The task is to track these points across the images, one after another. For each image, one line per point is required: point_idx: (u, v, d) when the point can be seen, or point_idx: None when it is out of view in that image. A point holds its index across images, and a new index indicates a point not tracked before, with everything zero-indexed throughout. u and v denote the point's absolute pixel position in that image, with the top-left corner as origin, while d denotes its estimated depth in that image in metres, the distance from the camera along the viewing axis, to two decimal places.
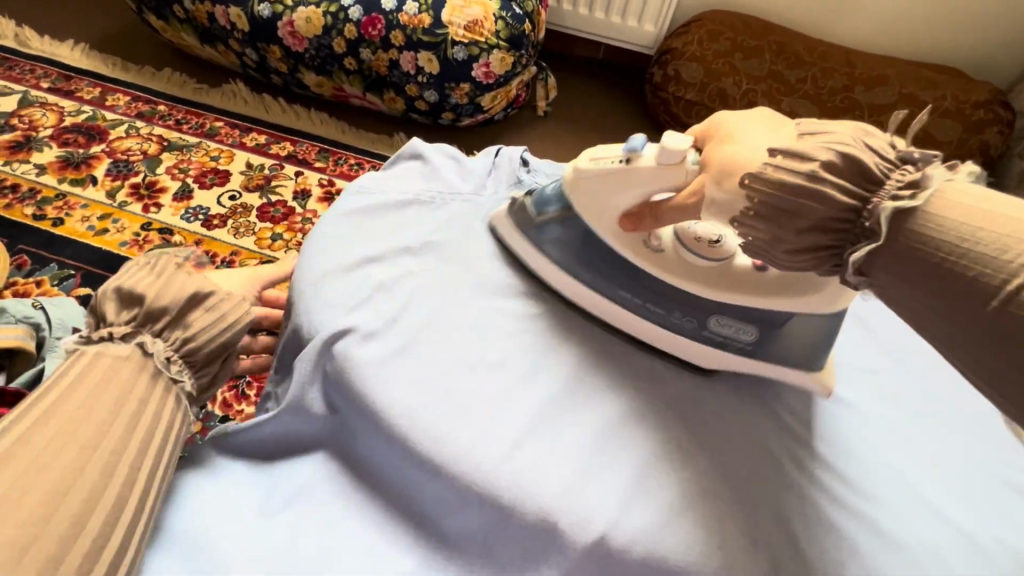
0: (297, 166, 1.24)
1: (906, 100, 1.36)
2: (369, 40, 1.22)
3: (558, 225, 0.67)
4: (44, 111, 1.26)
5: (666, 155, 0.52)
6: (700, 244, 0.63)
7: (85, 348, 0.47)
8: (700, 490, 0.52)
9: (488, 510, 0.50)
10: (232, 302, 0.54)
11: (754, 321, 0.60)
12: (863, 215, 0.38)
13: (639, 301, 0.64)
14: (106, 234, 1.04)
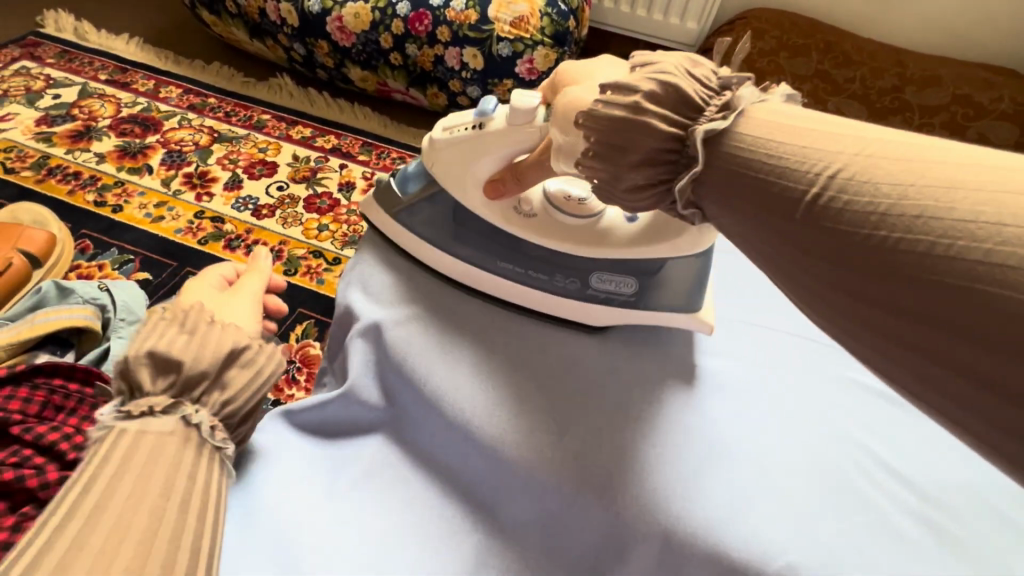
0: (342, 159, 1.27)
1: (959, 101, 1.32)
2: (416, 35, 1.23)
3: (426, 203, 0.68)
4: (102, 102, 1.31)
5: (517, 115, 0.55)
6: (568, 203, 0.64)
7: (127, 425, 0.42)
8: (769, 491, 0.51)
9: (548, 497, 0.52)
10: (268, 354, 0.51)
11: (631, 271, 0.61)
12: (686, 143, 0.37)
13: (519, 270, 0.65)
14: (163, 222, 1.07)
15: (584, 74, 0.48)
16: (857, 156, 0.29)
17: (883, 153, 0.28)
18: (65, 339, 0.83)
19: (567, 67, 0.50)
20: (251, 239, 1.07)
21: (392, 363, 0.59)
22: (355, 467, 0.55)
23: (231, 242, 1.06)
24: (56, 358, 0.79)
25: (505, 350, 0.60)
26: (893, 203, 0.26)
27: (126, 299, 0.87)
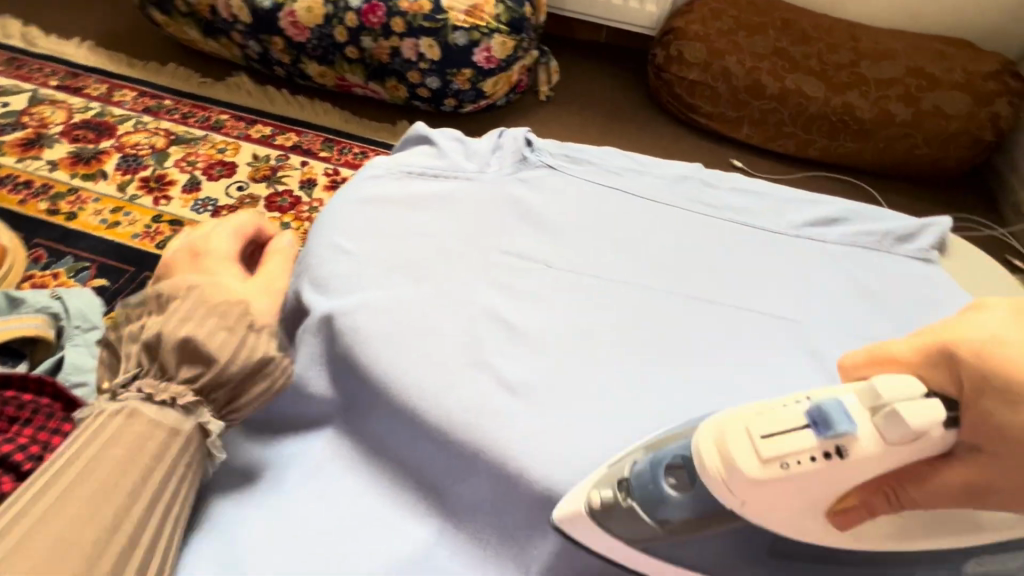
0: (303, 156, 1.26)
1: (912, 74, 1.34)
2: (370, 28, 1.22)
3: None
4: (54, 109, 1.28)
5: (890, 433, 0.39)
6: None
7: (106, 405, 0.46)
8: None
9: (496, 478, 0.51)
10: (243, 314, 0.51)
11: None
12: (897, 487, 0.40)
13: None
14: (119, 227, 1.06)
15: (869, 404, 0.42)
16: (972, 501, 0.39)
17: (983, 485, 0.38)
18: (18, 349, 0.82)
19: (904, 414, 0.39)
20: None
21: (338, 352, 0.57)
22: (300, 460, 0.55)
23: None
24: (9, 368, 0.78)
25: (456, 331, 0.58)
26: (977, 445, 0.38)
27: (81, 306, 0.86)
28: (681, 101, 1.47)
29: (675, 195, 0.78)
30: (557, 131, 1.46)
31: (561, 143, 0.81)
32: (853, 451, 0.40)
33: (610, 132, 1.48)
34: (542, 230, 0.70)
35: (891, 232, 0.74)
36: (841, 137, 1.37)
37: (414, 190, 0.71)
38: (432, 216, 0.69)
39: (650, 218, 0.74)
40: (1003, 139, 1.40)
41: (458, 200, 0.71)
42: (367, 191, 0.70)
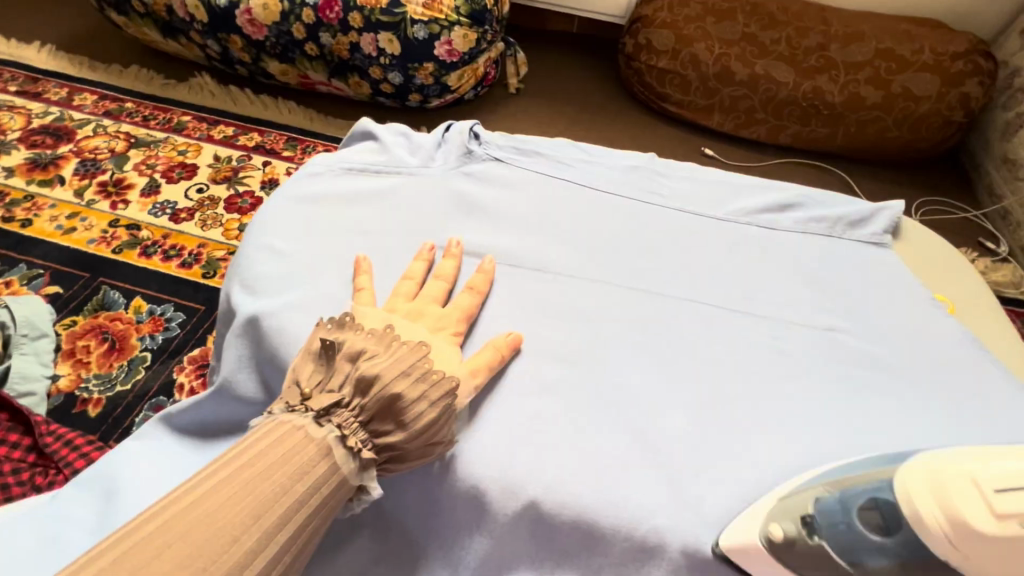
0: (265, 156, 1.24)
1: (882, 56, 1.33)
2: (328, 23, 1.20)
3: None
4: (12, 115, 1.27)
5: None
6: None
7: None
8: (642, 454, 0.50)
9: (421, 480, 0.49)
10: None
11: None
12: None
13: None
14: (74, 233, 1.04)
15: None
16: None
17: None
18: None
19: None
20: (168, 244, 1.04)
21: (265, 353, 0.55)
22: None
23: (147, 249, 1.03)
24: None
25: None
26: None
27: (29, 315, 0.85)
28: (651, 91, 1.46)
29: (625, 186, 0.76)
30: (527, 124, 1.44)
31: (509, 136, 0.80)
32: None
33: (580, 124, 1.47)
34: (485, 225, 0.69)
35: (843, 217, 0.73)
36: (813, 123, 1.36)
37: (352, 187, 0.70)
38: (369, 212, 0.68)
39: (598, 209, 0.72)
40: (977, 120, 1.38)
41: (398, 195, 0.70)
42: (303, 189, 0.69)
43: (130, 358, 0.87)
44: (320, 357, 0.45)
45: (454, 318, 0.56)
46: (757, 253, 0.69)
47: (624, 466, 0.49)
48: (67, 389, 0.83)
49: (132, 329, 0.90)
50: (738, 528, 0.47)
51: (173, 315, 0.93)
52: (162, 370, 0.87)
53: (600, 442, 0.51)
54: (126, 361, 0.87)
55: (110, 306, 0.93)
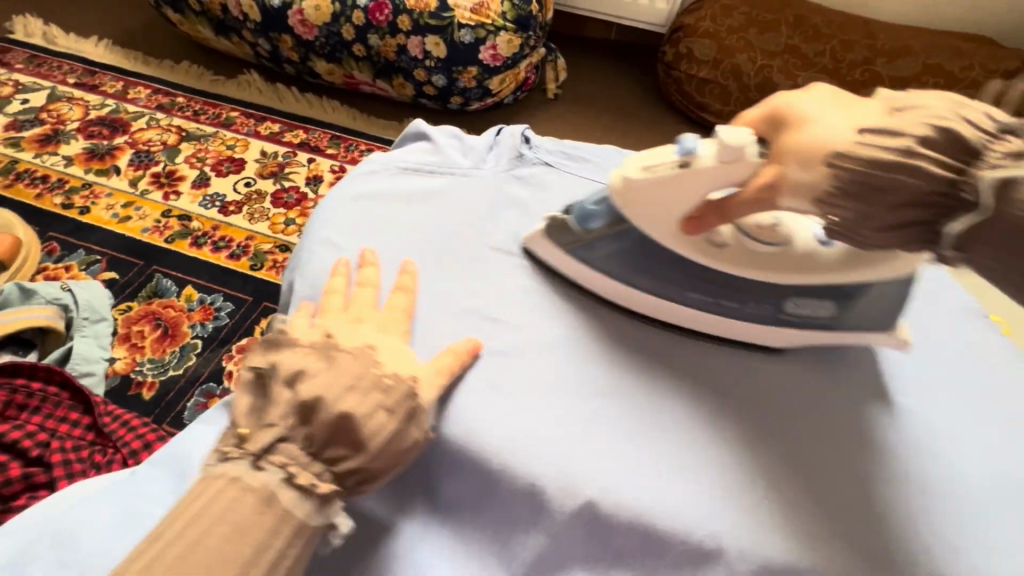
0: (310, 153, 1.27)
1: (929, 72, 1.31)
2: (377, 25, 1.23)
3: (610, 240, 0.59)
4: (71, 106, 1.32)
5: (728, 151, 0.45)
6: (759, 230, 0.55)
7: None
8: (702, 462, 0.50)
9: (480, 476, 0.50)
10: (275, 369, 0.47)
11: (831, 295, 0.55)
12: (960, 187, 0.34)
13: (709, 299, 0.58)
14: (129, 221, 1.08)
15: (816, 110, 0.41)
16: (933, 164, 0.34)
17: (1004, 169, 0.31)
18: (30, 340, 0.84)
19: (786, 102, 0.43)
20: (218, 235, 1.07)
21: None
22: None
23: (198, 240, 1.06)
24: (20, 358, 0.80)
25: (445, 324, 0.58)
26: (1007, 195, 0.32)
27: (90, 298, 0.88)
28: (690, 100, 1.46)
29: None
30: (565, 129, 1.45)
31: (559, 141, 0.81)
32: (695, 167, 0.49)
33: (618, 131, 1.47)
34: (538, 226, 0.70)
35: None
36: None
37: (408, 185, 0.71)
38: (423, 212, 0.69)
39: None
40: None
41: (451, 196, 0.71)
42: (361, 186, 0.71)
43: (181, 345, 0.90)
44: (256, 388, 0.44)
45: (398, 317, 0.55)
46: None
47: (681, 471, 0.49)
48: (123, 372, 0.86)
49: (184, 317, 0.94)
50: (798, 540, 0.46)
51: (222, 304, 0.96)
52: (211, 357, 0.90)
53: (658, 446, 0.51)
54: (178, 347, 0.90)
55: (163, 294, 0.97)
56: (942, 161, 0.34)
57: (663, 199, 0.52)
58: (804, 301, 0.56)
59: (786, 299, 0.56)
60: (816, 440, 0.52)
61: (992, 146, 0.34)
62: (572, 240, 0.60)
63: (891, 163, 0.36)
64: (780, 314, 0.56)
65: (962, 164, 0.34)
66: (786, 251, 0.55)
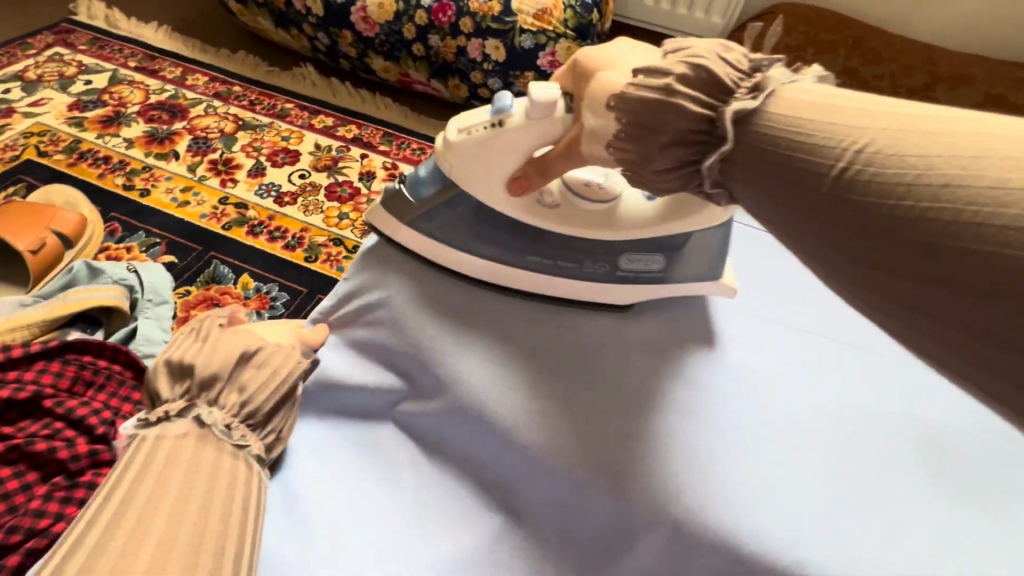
0: (362, 148, 1.28)
1: (991, 102, 1.29)
2: (439, 26, 1.24)
3: (443, 205, 0.59)
4: (132, 89, 1.34)
5: (536, 108, 0.49)
6: (586, 189, 0.58)
7: (146, 431, 0.49)
8: (783, 487, 0.50)
9: (560, 485, 0.52)
10: (280, 355, 0.57)
11: (655, 248, 0.59)
12: (715, 124, 0.36)
13: (545, 259, 0.60)
14: (188, 206, 1.10)
15: (607, 61, 0.46)
16: (882, 132, 0.29)
17: (917, 129, 0.29)
18: (96, 318, 0.86)
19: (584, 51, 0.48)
20: (273, 225, 1.08)
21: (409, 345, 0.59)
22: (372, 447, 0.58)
23: (254, 228, 1.07)
24: (88, 336, 0.81)
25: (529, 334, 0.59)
26: (904, 179, 0.28)
27: (154, 281, 0.90)
28: None
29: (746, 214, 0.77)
30: None
31: None
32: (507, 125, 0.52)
33: None
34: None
35: None
36: None
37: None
38: None
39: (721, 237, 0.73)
40: None
41: None
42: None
43: None
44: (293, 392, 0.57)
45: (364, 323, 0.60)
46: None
47: (763, 497, 0.50)
48: None
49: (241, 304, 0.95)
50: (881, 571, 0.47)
51: (278, 294, 0.97)
52: None
53: (737, 468, 0.51)
54: None
55: (221, 280, 0.98)
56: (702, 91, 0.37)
57: (483, 161, 0.54)
58: (637, 256, 0.60)
59: (620, 256, 0.60)
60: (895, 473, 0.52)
61: (740, 83, 0.37)
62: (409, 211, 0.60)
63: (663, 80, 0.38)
64: (616, 271, 0.60)
65: (713, 100, 0.37)
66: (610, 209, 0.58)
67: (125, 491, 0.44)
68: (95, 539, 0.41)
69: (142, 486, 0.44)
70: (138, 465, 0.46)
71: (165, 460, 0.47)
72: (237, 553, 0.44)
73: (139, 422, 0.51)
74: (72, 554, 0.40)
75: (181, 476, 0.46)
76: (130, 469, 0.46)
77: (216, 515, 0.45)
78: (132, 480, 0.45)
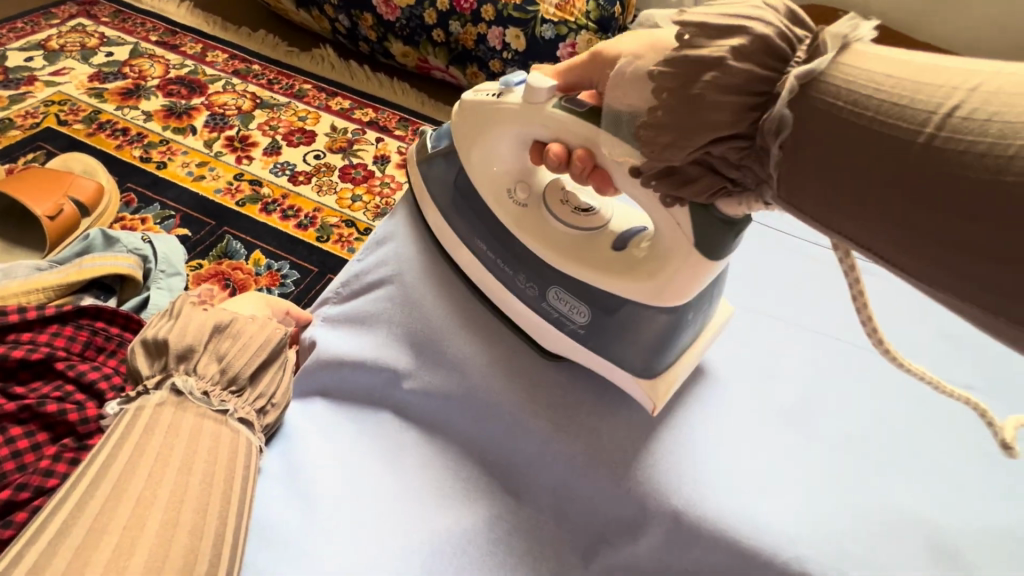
0: (378, 132, 1.28)
1: None
2: (460, 13, 1.24)
3: (444, 160, 0.62)
4: (152, 63, 1.35)
5: (532, 93, 0.51)
6: (564, 207, 0.56)
7: (126, 407, 0.50)
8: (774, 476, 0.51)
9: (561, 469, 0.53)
10: (253, 327, 0.57)
11: (589, 300, 0.53)
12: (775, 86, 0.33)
13: (491, 254, 0.58)
14: (203, 181, 1.10)
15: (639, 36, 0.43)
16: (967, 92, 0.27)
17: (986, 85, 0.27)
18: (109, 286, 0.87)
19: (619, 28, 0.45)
20: (287, 204, 1.09)
21: (421, 329, 0.59)
22: (371, 426, 0.57)
23: (268, 206, 1.08)
24: (100, 303, 0.82)
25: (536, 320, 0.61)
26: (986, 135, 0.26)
27: (168, 253, 0.91)
28: None
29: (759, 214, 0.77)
30: None
31: None
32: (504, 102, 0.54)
33: None
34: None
35: None
36: None
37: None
38: None
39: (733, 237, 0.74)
40: None
41: None
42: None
43: None
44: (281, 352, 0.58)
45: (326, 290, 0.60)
46: (902, 304, 0.67)
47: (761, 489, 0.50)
48: None
49: (251, 280, 0.96)
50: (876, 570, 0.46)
51: (288, 272, 0.98)
52: None
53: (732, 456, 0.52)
54: None
55: (232, 256, 0.99)
56: (750, 72, 0.32)
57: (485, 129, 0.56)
58: (566, 297, 0.54)
59: (551, 289, 0.55)
60: (895, 475, 0.52)
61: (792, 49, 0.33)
62: (424, 156, 0.64)
63: (725, 31, 0.32)
64: (542, 300, 0.55)
65: (772, 70, 0.33)
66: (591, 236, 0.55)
67: (127, 461, 0.45)
68: (99, 504, 0.42)
69: (135, 450, 0.46)
70: (137, 437, 0.47)
71: (166, 431, 0.48)
72: (220, 522, 0.45)
73: (124, 400, 0.52)
74: (64, 514, 0.41)
75: (183, 452, 0.47)
76: (128, 439, 0.46)
77: (217, 491, 0.46)
78: (133, 450, 0.46)
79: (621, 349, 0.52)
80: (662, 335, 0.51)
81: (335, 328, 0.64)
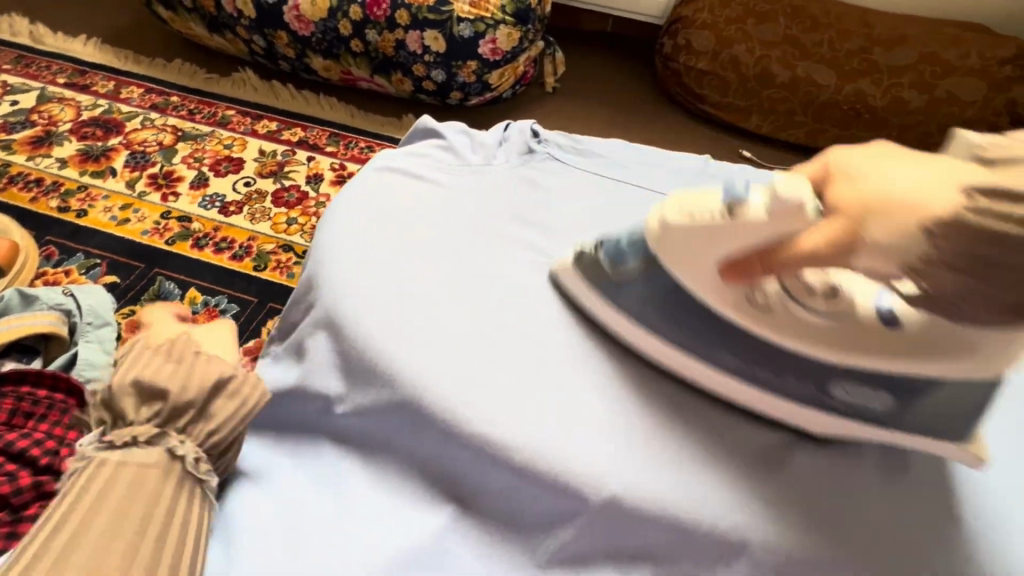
0: (309, 151, 1.26)
1: (927, 61, 1.33)
2: (375, 20, 1.22)
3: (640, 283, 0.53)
4: (62, 107, 1.29)
5: (780, 201, 0.41)
6: (803, 291, 0.42)
7: (108, 456, 0.44)
8: (702, 448, 0.52)
9: (500, 472, 0.52)
10: (253, 385, 0.52)
11: (890, 387, 0.44)
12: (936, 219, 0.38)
13: (741, 361, 0.50)
14: (128, 224, 1.06)
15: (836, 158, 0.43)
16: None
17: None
18: (33, 346, 0.83)
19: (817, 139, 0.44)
20: (219, 236, 1.06)
21: (344, 349, 0.57)
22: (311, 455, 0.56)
23: (199, 241, 1.05)
24: (24, 366, 0.78)
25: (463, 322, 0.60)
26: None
27: (94, 304, 0.87)
28: (689, 92, 1.47)
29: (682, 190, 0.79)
30: (565, 122, 1.46)
31: (568, 134, 0.82)
32: (741, 214, 0.43)
33: (619, 123, 1.47)
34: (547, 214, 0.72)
35: None
36: (852, 126, 1.37)
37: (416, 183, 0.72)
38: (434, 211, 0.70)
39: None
40: None
41: (463, 195, 0.72)
42: (370, 187, 0.71)
43: None
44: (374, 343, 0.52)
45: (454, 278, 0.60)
46: None
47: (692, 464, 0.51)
48: None
49: None
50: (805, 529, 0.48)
51: (227, 306, 0.95)
52: None
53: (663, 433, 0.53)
54: None
55: (166, 297, 0.95)
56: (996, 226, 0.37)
57: (698, 242, 0.46)
58: (857, 388, 0.45)
59: (833, 384, 0.46)
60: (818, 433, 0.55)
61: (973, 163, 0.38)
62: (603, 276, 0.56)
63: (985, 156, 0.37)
64: (825, 399, 0.47)
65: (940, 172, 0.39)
66: (845, 318, 0.41)
67: (96, 509, 0.41)
68: (64, 558, 0.39)
69: (90, 509, 0.41)
70: (104, 484, 0.43)
71: (126, 485, 0.43)
72: None
73: (102, 442, 0.46)
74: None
75: (151, 502, 0.44)
76: (86, 487, 0.43)
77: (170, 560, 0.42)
78: (104, 502, 0.42)
79: (920, 414, 0.45)
80: (979, 404, 0.44)
81: (269, 362, 0.63)
